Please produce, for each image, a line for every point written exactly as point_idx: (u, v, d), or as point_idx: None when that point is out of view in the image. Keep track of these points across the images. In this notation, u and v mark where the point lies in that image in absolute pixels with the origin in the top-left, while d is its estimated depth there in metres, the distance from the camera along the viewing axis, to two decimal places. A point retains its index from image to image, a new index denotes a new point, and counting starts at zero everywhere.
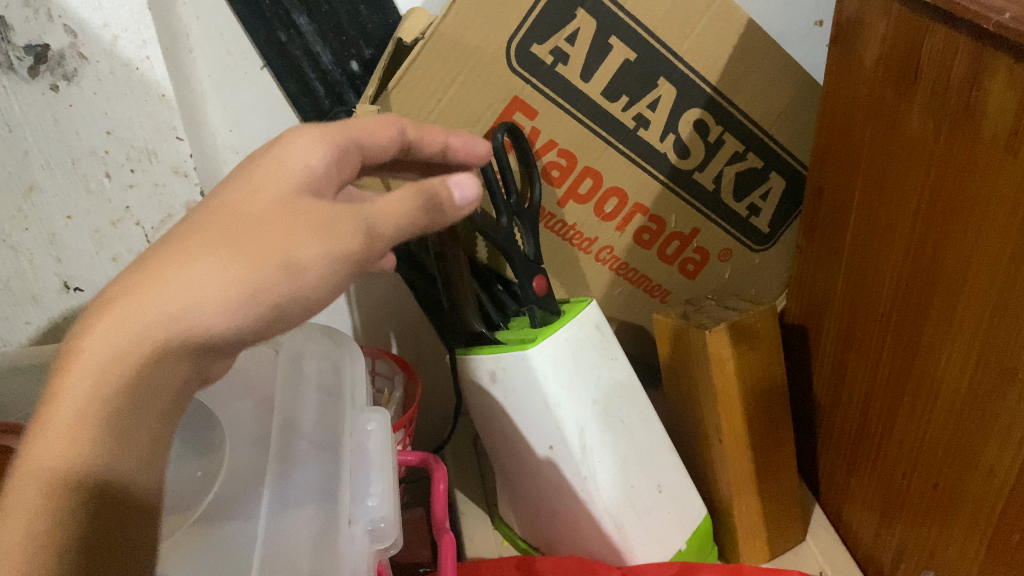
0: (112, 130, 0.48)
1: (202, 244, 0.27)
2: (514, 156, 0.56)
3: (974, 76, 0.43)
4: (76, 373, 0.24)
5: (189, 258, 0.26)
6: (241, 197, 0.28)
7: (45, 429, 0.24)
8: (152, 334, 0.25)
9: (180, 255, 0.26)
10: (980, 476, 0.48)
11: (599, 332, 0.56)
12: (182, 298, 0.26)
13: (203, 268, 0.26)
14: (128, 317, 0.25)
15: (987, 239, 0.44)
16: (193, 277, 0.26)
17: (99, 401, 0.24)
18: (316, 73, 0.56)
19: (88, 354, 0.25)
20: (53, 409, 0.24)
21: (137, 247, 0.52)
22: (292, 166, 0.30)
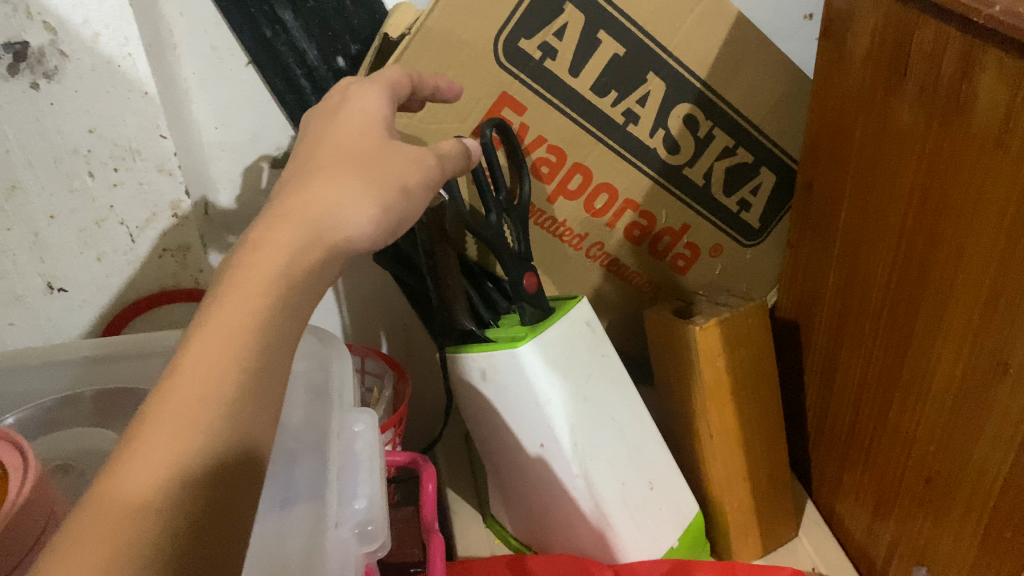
0: (95, 129, 0.47)
1: (304, 221, 0.30)
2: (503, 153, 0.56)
3: (965, 69, 0.43)
4: (223, 321, 0.26)
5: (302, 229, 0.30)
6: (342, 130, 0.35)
7: (198, 371, 0.25)
8: (285, 289, 0.28)
9: (283, 232, 0.29)
10: (973, 471, 0.48)
11: (590, 329, 0.56)
12: (302, 267, 0.29)
13: (313, 242, 0.30)
14: (261, 278, 0.28)
15: (978, 234, 0.44)
16: (309, 250, 0.30)
17: (246, 344, 0.26)
18: (302, 69, 0.56)
19: (207, 351, 0.26)
20: (168, 414, 0.25)
21: (123, 246, 0.52)
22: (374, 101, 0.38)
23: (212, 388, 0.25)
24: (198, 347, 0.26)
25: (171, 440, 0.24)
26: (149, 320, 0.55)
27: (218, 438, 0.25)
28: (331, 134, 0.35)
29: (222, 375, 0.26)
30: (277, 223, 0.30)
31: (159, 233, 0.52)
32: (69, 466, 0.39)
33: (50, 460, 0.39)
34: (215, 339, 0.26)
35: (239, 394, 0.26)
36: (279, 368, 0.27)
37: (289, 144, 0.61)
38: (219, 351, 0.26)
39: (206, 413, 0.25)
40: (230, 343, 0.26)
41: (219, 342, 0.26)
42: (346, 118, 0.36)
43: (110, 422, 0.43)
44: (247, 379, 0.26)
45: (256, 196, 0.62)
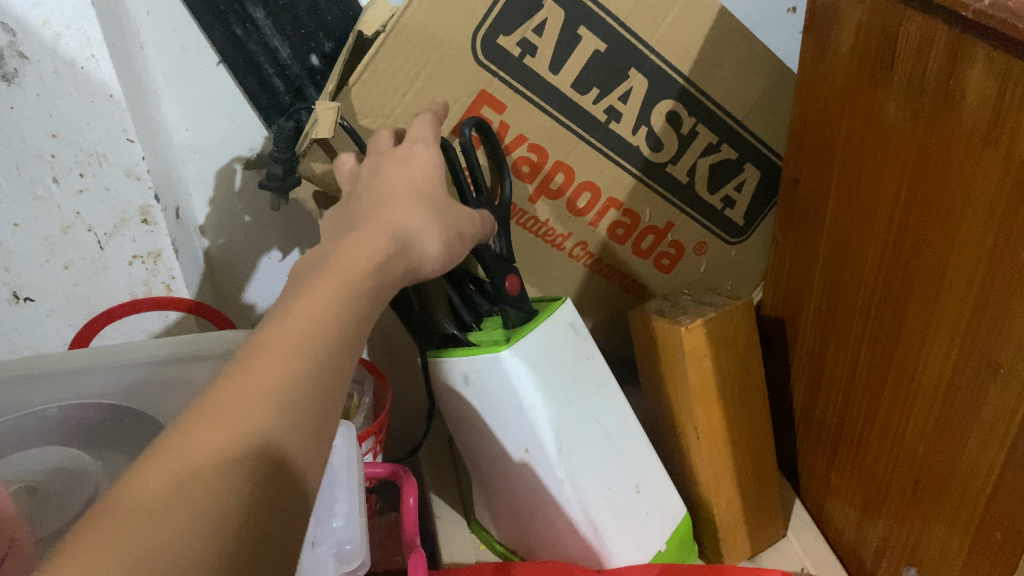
0: (59, 133, 0.46)
1: (346, 280, 0.34)
2: (482, 152, 0.54)
3: (953, 64, 0.42)
4: (263, 358, 0.29)
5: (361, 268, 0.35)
6: (395, 178, 0.42)
7: (236, 395, 0.28)
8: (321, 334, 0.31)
9: (325, 291, 0.33)
10: (963, 473, 0.47)
11: (574, 331, 0.54)
12: (340, 318, 0.32)
13: (347, 300, 0.33)
14: (306, 323, 0.31)
15: (968, 232, 0.43)
16: (345, 306, 0.33)
17: (282, 377, 0.29)
18: (275, 68, 0.54)
19: (318, 300, 0.32)
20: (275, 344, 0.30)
21: (91, 254, 0.50)
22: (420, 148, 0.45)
23: (246, 406, 0.27)
24: (237, 376, 0.28)
25: (263, 381, 0.28)
26: (118, 327, 0.54)
27: (296, 383, 0.29)
28: (390, 176, 0.42)
29: (259, 400, 0.28)
30: (354, 250, 0.36)
31: (128, 240, 0.51)
32: (34, 488, 0.37)
33: (14, 482, 0.37)
34: (254, 371, 0.29)
35: (317, 358, 0.30)
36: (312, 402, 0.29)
37: (263, 146, 0.59)
38: (254, 380, 0.28)
39: (307, 347, 0.30)
40: (264, 375, 0.29)
41: (255, 377, 0.28)
42: (402, 164, 0.43)
43: (79, 441, 0.41)
44: (279, 406, 0.28)
45: (231, 199, 0.60)
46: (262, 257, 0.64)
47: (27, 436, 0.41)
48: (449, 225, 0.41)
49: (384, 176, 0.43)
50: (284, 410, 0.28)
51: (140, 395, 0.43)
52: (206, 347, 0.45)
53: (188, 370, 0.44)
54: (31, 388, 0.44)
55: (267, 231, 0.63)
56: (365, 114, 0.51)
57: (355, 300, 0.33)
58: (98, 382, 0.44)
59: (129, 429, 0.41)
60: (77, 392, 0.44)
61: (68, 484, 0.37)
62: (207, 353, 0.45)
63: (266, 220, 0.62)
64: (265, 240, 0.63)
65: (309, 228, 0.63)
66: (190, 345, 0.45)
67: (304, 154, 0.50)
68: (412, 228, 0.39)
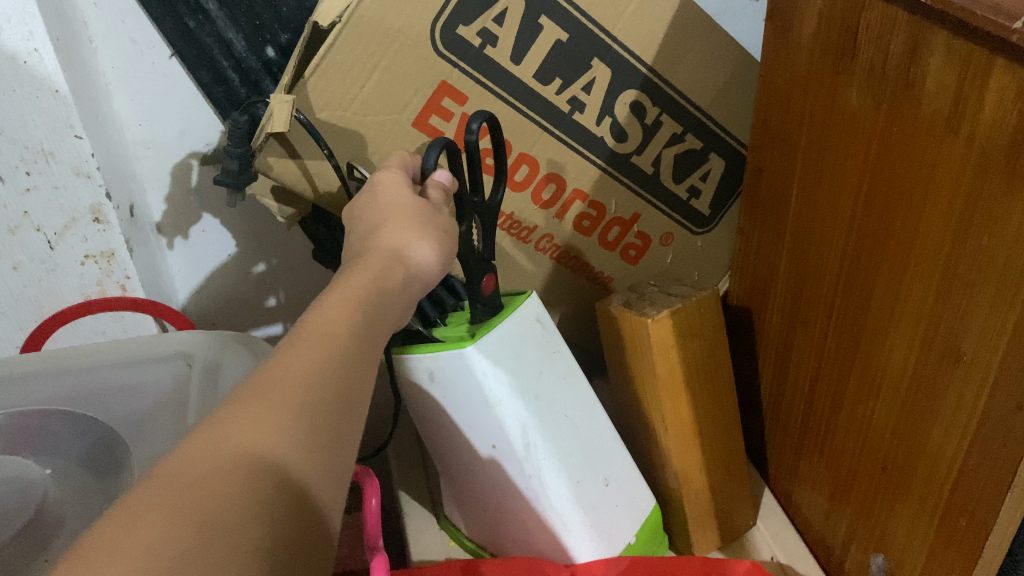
0: (2, 130, 0.44)
1: (355, 306, 0.34)
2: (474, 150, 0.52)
3: (912, 52, 0.42)
4: (276, 378, 0.29)
5: (361, 296, 0.35)
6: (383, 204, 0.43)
7: (256, 413, 0.28)
8: (333, 361, 0.31)
9: (333, 316, 0.33)
10: (927, 460, 0.47)
11: (540, 325, 0.54)
12: (350, 344, 0.32)
13: (355, 323, 0.33)
14: (318, 346, 0.31)
15: (928, 219, 0.43)
16: (356, 319, 0.34)
17: (296, 397, 0.29)
18: (229, 60, 0.53)
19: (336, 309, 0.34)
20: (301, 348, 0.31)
21: (41, 255, 0.49)
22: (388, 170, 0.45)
23: (263, 423, 0.28)
24: (252, 395, 0.29)
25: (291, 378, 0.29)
26: (72, 329, 0.53)
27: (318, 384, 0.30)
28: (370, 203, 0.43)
29: (276, 419, 0.28)
30: (352, 280, 0.36)
31: (79, 239, 0.49)
32: None
33: None
34: (269, 392, 0.29)
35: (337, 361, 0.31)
36: (324, 420, 0.29)
37: (219, 140, 0.58)
38: (268, 399, 0.28)
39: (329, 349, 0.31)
40: (280, 395, 0.29)
41: (269, 397, 0.28)
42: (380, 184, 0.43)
43: (25, 450, 0.40)
44: (294, 425, 0.28)
45: (188, 196, 0.59)
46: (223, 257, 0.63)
47: None
48: (448, 236, 0.41)
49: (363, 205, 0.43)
50: (299, 428, 0.28)
51: (88, 401, 0.42)
52: (162, 349, 0.44)
53: (141, 375, 0.43)
54: None
55: (226, 228, 0.61)
56: (322, 107, 0.49)
57: (361, 325, 0.34)
58: (43, 389, 0.42)
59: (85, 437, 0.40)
60: (24, 400, 0.41)
61: (15, 500, 0.37)
62: (163, 355, 0.44)
63: (225, 217, 0.61)
64: (224, 238, 0.62)
65: (270, 225, 0.62)
66: (145, 346, 0.44)
67: (259, 149, 0.49)
68: (404, 243, 0.39)
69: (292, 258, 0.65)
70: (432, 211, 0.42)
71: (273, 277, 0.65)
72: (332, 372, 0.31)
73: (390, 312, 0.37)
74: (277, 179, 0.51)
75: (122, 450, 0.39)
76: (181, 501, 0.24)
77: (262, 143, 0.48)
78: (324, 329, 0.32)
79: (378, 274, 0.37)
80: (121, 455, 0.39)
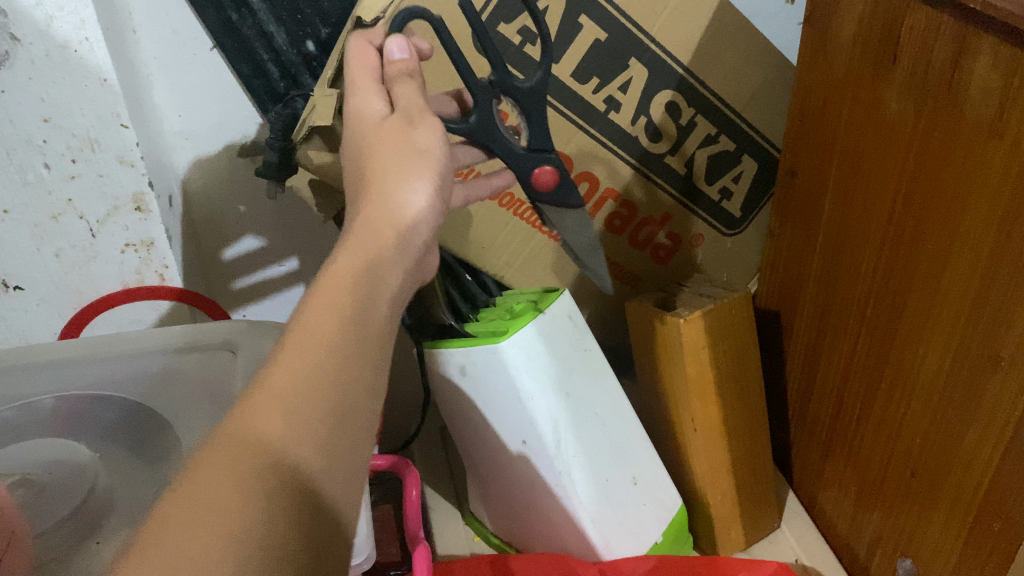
0: (50, 118, 0.45)
1: (357, 287, 0.30)
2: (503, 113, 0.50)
3: (957, 57, 0.42)
4: (281, 377, 0.26)
5: (356, 277, 0.30)
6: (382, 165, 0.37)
7: (260, 430, 0.25)
8: (341, 357, 0.27)
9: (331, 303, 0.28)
10: (961, 465, 0.47)
11: (571, 322, 0.54)
12: (357, 332, 0.28)
13: (363, 307, 0.29)
14: (324, 337, 0.27)
15: (970, 223, 0.43)
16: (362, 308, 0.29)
17: (303, 407, 0.26)
18: (270, 53, 0.53)
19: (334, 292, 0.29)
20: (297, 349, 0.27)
21: (82, 242, 0.49)
22: (365, 85, 0.38)
23: (272, 442, 0.25)
24: (253, 407, 0.25)
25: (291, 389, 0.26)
26: (107, 317, 0.54)
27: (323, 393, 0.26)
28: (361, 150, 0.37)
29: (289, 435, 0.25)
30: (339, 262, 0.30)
31: (120, 228, 0.50)
32: (31, 480, 0.36)
33: (11, 475, 0.36)
34: (273, 403, 0.26)
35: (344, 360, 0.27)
36: (339, 429, 0.26)
37: (257, 132, 0.58)
38: (273, 412, 0.25)
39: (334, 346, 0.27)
40: (288, 406, 0.26)
41: (276, 405, 0.25)
42: (363, 122, 0.36)
43: (73, 432, 0.40)
44: (306, 440, 0.25)
45: (223, 187, 0.60)
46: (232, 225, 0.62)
47: (20, 431, 0.40)
48: (441, 165, 0.35)
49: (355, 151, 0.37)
50: (309, 445, 0.25)
51: (132, 384, 0.42)
52: (203, 335, 0.44)
53: (183, 361, 0.43)
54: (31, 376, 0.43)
55: (258, 228, 0.63)
56: None
57: (371, 306, 0.30)
58: (87, 373, 0.43)
59: (128, 418, 0.40)
60: (68, 381, 0.43)
61: (65, 478, 0.36)
62: (206, 344, 0.44)
63: (259, 209, 0.62)
64: (256, 229, 0.63)
65: (303, 218, 0.64)
66: (186, 333, 0.44)
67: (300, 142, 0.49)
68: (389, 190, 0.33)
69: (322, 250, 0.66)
70: (413, 139, 0.34)
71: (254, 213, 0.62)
72: (342, 371, 0.27)
73: (393, 282, 0.32)
74: (316, 173, 0.51)
75: (167, 428, 0.40)
76: (207, 505, 0.23)
77: (303, 136, 0.48)
78: (319, 325, 0.28)
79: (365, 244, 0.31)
80: (166, 432, 0.40)
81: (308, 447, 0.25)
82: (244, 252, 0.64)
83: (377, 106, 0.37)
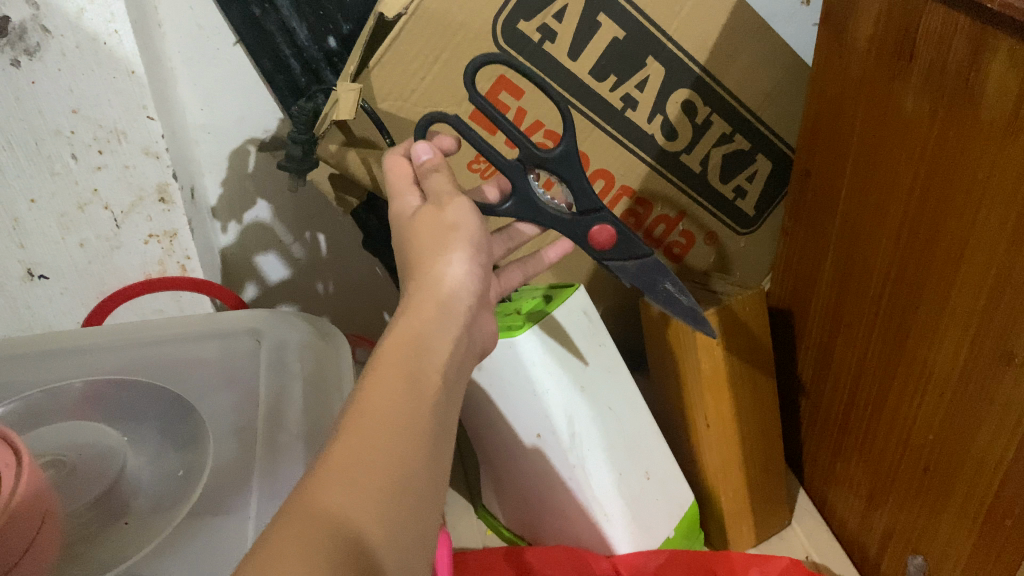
0: (78, 109, 0.45)
1: (412, 359, 0.31)
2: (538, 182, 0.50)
3: (973, 56, 0.42)
4: (347, 453, 0.27)
5: (410, 348, 0.31)
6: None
7: (331, 495, 0.25)
8: (407, 426, 0.28)
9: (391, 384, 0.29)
10: (973, 461, 0.47)
11: (587, 318, 0.54)
12: (417, 398, 0.29)
13: (421, 378, 0.30)
14: (387, 412, 0.28)
15: (986, 222, 0.43)
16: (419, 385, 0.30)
17: (371, 471, 0.26)
18: (291, 49, 0.54)
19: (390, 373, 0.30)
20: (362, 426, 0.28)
21: (107, 232, 0.51)
22: (399, 176, 0.40)
23: (342, 506, 0.25)
24: (325, 473, 0.26)
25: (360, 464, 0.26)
26: (131, 306, 0.55)
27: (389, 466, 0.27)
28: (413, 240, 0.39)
29: (358, 500, 0.26)
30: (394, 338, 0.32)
31: (143, 218, 0.51)
32: (61, 462, 0.37)
33: (42, 455, 0.37)
34: (346, 470, 0.26)
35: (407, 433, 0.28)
36: (407, 496, 0.27)
37: (276, 127, 0.60)
38: (343, 477, 0.26)
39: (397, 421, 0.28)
40: (356, 474, 0.26)
41: (348, 474, 0.26)
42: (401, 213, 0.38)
43: (101, 415, 0.41)
44: (375, 503, 0.26)
45: (243, 180, 0.61)
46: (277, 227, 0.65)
47: (48, 414, 0.41)
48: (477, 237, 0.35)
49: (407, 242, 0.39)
50: (379, 509, 0.26)
51: (156, 370, 0.44)
52: (226, 325, 0.46)
53: (208, 351, 0.45)
54: (59, 363, 0.45)
55: (274, 213, 0.64)
56: (383, 97, 0.50)
57: (431, 376, 0.30)
58: (112, 358, 0.45)
59: (155, 403, 0.42)
60: (95, 368, 0.44)
61: (94, 460, 0.37)
62: (229, 331, 0.46)
63: (279, 202, 0.63)
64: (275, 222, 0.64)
65: (321, 212, 0.65)
66: (209, 323, 0.47)
67: (322, 136, 0.50)
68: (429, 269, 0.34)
69: (339, 240, 0.67)
70: (443, 217, 0.36)
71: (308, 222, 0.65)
72: (408, 437, 0.28)
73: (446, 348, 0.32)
74: (337, 167, 0.52)
75: (193, 413, 0.41)
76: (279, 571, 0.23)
77: (325, 130, 0.49)
78: (381, 395, 0.29)
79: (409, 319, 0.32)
80: (193, 418, 0.41)
81: (377, 513, 0.26)
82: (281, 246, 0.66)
83: (408, 191, 0.39)
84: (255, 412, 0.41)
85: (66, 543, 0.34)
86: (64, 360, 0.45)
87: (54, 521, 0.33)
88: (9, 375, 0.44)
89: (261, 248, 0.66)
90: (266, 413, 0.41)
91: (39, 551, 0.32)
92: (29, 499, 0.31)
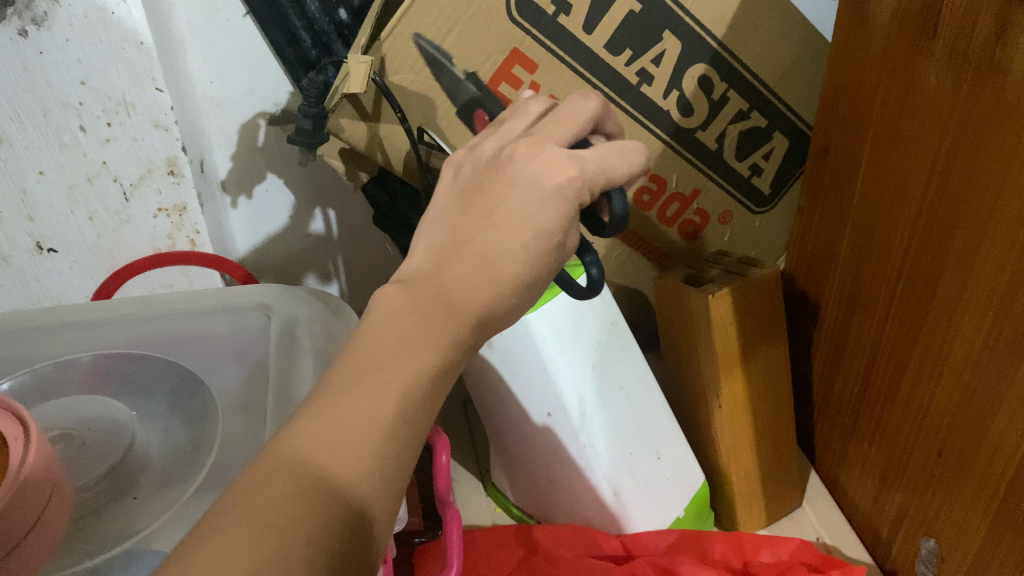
0: (86, 80, 0.45)
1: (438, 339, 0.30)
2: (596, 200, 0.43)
3: (999, 31, 0.41)
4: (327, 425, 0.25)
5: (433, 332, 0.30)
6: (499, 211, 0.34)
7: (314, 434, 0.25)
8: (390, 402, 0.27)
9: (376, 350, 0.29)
10: (989, 446, 0.47)
11: (599, 296, 0.53)
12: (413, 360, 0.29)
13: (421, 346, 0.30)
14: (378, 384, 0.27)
15: (1007, 202, 0.42)
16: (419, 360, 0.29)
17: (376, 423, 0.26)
18: (302, 20, 0.54)
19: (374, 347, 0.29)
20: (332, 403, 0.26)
21: (116, 206, 0.50)
22: (559, 181, 0.34)
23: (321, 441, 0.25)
24: (317, 412, 0.26)
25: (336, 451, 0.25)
26: (140, 280, 0.55)
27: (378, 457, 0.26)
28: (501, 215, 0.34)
29: (355, 447, 0.25)
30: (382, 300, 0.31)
31: (153, 192, 0.51)
32: (70, 436, 0.37)
33: (51, 428, 0.37)
34: (340, 416, 0.26)
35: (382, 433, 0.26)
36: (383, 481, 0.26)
37: (287, 101, 0.59)
38: (336, 419, 0.25)
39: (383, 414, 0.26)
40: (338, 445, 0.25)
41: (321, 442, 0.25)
42: (507, 172, 0.34)
43: (110, 390, 0.41)
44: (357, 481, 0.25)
45: (253, 154, 0.61)
46: (285, 215, 0.65)
47: (57, 387, 0.41)
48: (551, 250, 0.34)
49: (493, 201, 0.34)
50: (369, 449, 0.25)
51: (166, 345, 0.44)
52: (237, 301, 0.46)
53: (216, 326, 0.45)
54: (68, 337, 0.45)
55: (288, 187, 0.64)
56: (395, 70, 0.50)
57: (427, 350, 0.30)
58: (120, 332, 0.45)
59: (165, 376, 0.42)
60: (103, 343, 0.44)
61: (104, 435, 0.37)
62: (240, 306, 0.46)
63: (289, 176, 0.63)
64: (287, 199, 0.65)
65: (332, 187, 0.65)
66: (220, 298, 0.46)
67: (333, 109, 0.49)
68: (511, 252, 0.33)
69: (349, 218, 0.68)
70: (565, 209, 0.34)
71: (316, 200, 0.65)
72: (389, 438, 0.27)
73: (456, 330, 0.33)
74: (347, 141, 0.51)
75: (204, 391, 0.41)
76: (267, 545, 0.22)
77: (336, 103, 0.49)
78: None
79: (404, 271, 0.34)
80: (203, 395, 0.41)
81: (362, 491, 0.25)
82: (285, 235, 0.67)
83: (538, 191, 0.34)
84: (264, 388, 0.41)
85: (74, 515, 0.34)
86: (73, 333, 0.45)
87: (62, 493, 0.33)
88: (19, 348, 0.44)
89: (282, 233, 0.66)
90: (274, 384, 0.40)
91: (47, 527, 0.32)
92: (35, 476, 0.31)
